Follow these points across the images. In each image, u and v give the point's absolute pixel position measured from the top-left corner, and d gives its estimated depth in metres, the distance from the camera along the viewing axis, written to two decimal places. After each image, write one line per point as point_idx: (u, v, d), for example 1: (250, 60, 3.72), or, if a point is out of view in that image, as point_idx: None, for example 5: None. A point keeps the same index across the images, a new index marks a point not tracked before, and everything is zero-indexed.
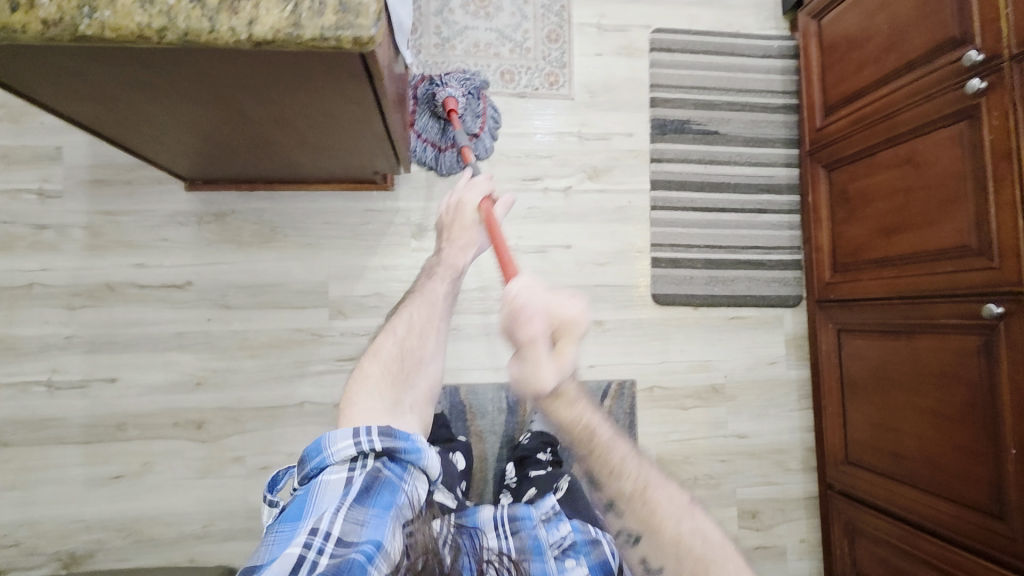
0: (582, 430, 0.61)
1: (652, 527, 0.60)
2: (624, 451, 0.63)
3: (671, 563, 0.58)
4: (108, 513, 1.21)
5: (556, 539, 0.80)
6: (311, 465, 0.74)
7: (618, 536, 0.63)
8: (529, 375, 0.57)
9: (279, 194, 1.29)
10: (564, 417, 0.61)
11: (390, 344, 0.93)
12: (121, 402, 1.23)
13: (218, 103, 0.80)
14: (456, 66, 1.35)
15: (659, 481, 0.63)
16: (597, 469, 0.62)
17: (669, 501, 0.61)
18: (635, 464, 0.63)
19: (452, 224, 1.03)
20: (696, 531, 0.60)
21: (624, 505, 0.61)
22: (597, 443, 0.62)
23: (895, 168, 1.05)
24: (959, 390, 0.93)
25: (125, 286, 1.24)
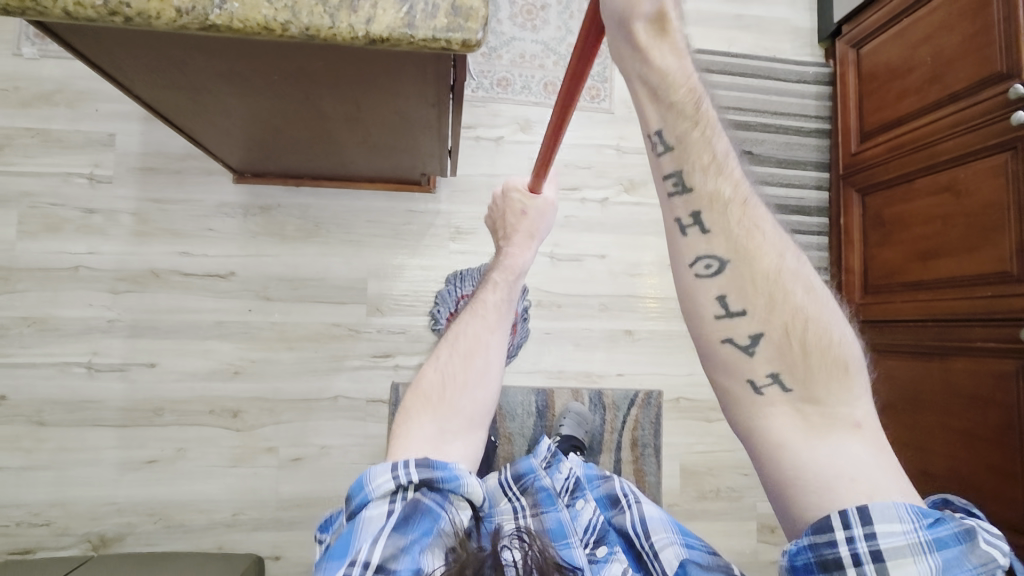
0: (679, 94, 0.48)
1: (747, 254, 0.49)
2: (727, 153, 0.50)
3: (758, 305, 0.49)
4: (141, 496, 1.22)
5: (563, 484, 0.92)
6: (354, 502, 0.70)
7: (689, 265, 0.51)
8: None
9: (324, 191, 1.32)
10: (664, 60, 0.47)
11: (430, 374, 0.88)
12: (159, 387, 1.24)
13: (299, 96, 0.84)
14: (502, 75, 1.39)
15: (760, 203, 0.51)
16: (693, 165, 0.49)
17: (775, 230, 0.50)
18: (738, 173, 0.51)
19: (509, 215, 1.11)
20: (799, 272, 0.49)
21: (711, 212, 0.49)
22: (697, 118, 0.49)
23: (934, 194, 1.09)
24: (994, 411, 0.96)
25: (170, 274, 1.26)
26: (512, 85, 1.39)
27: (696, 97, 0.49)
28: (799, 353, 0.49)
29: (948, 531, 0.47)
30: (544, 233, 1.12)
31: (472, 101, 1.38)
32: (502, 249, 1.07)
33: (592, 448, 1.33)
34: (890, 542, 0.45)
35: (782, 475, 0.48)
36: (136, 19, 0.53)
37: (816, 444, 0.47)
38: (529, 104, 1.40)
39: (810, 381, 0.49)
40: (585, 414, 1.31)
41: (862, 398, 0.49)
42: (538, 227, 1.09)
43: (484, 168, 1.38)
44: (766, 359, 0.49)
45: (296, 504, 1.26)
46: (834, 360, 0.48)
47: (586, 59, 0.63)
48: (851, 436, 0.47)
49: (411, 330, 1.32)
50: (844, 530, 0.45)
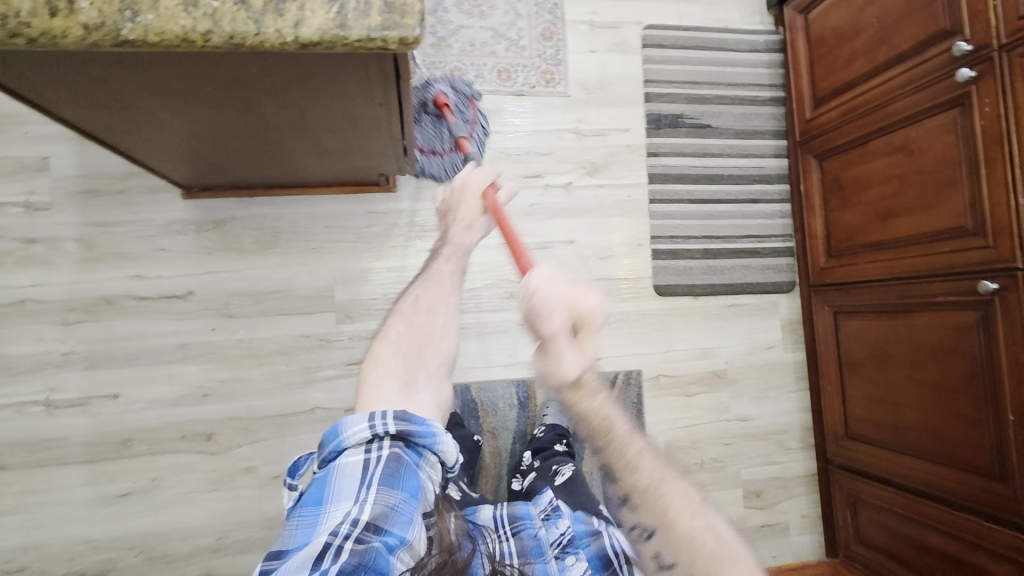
0: (601, 428, 0.62)
1: (668, 522, 0.63)
2: (639, 450, 0.65)
3: (683, 560, 0.62)
4: (117, 532, 1.18)
5: (556, 537, 0.87)
6: (329, 448, 0.74)
7: (631, 529, 0.66)
8: (550, 370, 0.59)
9: (279, 200, 1.27)
10: (582, 404, 0.60)
11: (399, 326, 0.93)
12: (124, 418, 1.19)
13: (237, 106, 0.80)
14: (453, 65, 1.35)
15: (671, 478, 0.66)
16: (616, 464, 0.64)
17: (683, 501, 0.65)
18: (650, 459, 0.65)
19: (457, 209, 0.95)
20: (707, 528, 0.63)
21: (640, 501, 0.64)
22: (614, 435, 0.63)
23: (889, 155, 1.10)
24: (959, 362, 0.99)
25: (124, 299, 1.21)
26: (465, 74, 1.36)
27: (612, 419, 0.63)
28: None
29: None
30: (498, 222, 1.01)
31: None
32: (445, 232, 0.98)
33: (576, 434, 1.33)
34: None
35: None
36: (40, 39, 0.49)
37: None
38: (484, 93, 1.36)
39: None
40: None
41: None
42: (488, 222, 0.97)
43: None
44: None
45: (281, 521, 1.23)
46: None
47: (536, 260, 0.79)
48: None
49: None
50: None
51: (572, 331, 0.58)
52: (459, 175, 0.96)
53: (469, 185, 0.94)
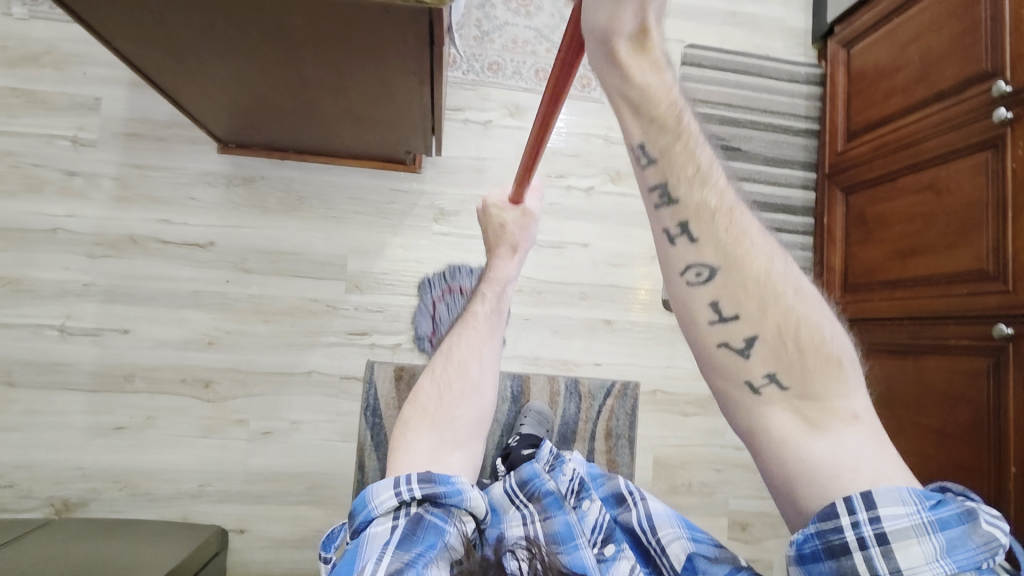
0: (662, 108, 0.47)
1: (736, 257, 0.49)
2: (709, 162, 0.50)
3: (752, 310, 0.49)
4: (107, 463, 1.21)
5: (568, 485, 0.97)
6: (359, 516, 0.76)
7: (679, 270, 0.50)
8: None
9: (309, 166, 1.31)
10: (643, 77, 0.47)
11: (428, 384, 0.93)
12: (131, 353, 1.23)
13: (278, 59, 0.83)
14: (493, 59, 1.39)
15: (746, 210, 0.51)
16: (678, 175, 0.48)
17: (761, 230, 0.50)
18: (722, 181, 0.50)
19: (490, 230, 1.06)
20: (787, 272, 0.50)
21: (702, 223, 0.49)
22: (679, 129, 0.48)
23: (916, 192, 1.08)
24: (965, 410, 0.95)
25: (148, 240, 1.26)
26: (503, 69, 1.39)
27: (677, 111, 0.49)
28: (795, 354, 0.49)
29: (952, 512, 0.48)
30: (528, 244, 1.08)
31: (461, 84, 1.37)
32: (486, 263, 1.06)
33: (565, 436, 1.31)
34: (895, 524, 0.46)
35: (783, 466, 0.50)
36: None
37: (816, 438, 0.49)
38: (519, 90, 1.40)
39: (809, 379, 0.49)
40: (546, 414, 1.28)
41: (859, 392, 0.50)
42: (518, 237, 1.05)
43: (471, 151, 1.37)
44: (763, 361, 0.49)
45: (264, 478, 1.25)
46: (830, 358, 0.49)
47: (569, 71, 0.64)
48: (850, 427, 0.49)
49: (389, 310, 1.32)
50: (850, 516, 0.47)
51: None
52: (480, 204, 1.09)
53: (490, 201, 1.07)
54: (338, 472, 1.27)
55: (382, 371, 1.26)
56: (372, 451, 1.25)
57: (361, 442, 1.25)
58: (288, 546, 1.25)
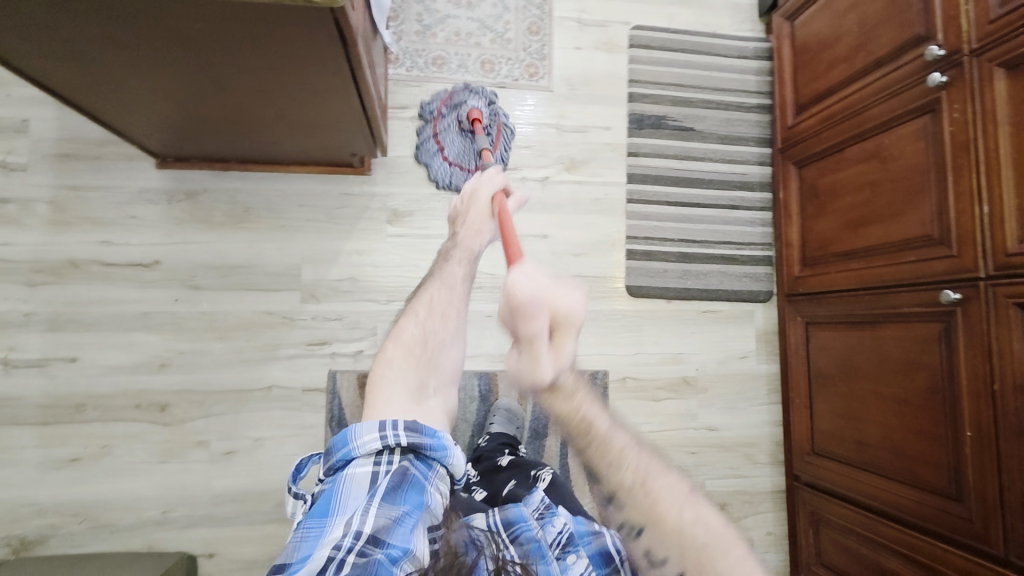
0: (580, 421, 0.67)
1: (654, 518, 0.62)
2: (620, 441, 0.68)
3: (676, 557, 0.61)
4: (63, 497, 1.17)
5: (554, 537, 0.78)
6: (336, 456, 0.72)
7: (619, 528, 0.65)
8: (526, 370, 0.64)
9: (254, 176, 1.28)
10: (561, 407, 0.66)
11: (412, 328, 0.89)
12: (81, 382, 1.19)
13: (192, 66, 0.80)
14: (437, 54, 1.36)
15: (655, 471, 0.67)
16: (597, 459, 0.67)
17: (672, 492, 0.65)
18: (632, 454, 0.67)
19: (465, 210, 1.01)
20: (697, 520, 0.62)
21: (625, 498, 0.64)
22: (593, 433, 0.67)
23: (863, 162, 1.08)
24: (921, 376, 0.95)
25: (90, 264, 1.21)
26: (448, 63, 1.36)
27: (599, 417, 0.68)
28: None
29: None
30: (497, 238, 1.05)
31: (406, 80, 1.34)
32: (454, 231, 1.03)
33: (537, 432, 1.30)
34: None
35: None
36: None
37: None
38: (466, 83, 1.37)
39: None
40: (516, 410, 1.28)
41: None
42: (494, 227, 1.01)
43: None
44: None
45: (229, 499, 1.22)
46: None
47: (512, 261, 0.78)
48: None
49: (347, 317, 1.29)
50: None
51: (556, 332, 0.64)
52: (469, 183, 1.02)
53: (479, 187, 1.01)
54: (306, 487, 1.24)
55: (345, 380, 1.26)
56: None
57: None
58: (261, 566, 1.22)
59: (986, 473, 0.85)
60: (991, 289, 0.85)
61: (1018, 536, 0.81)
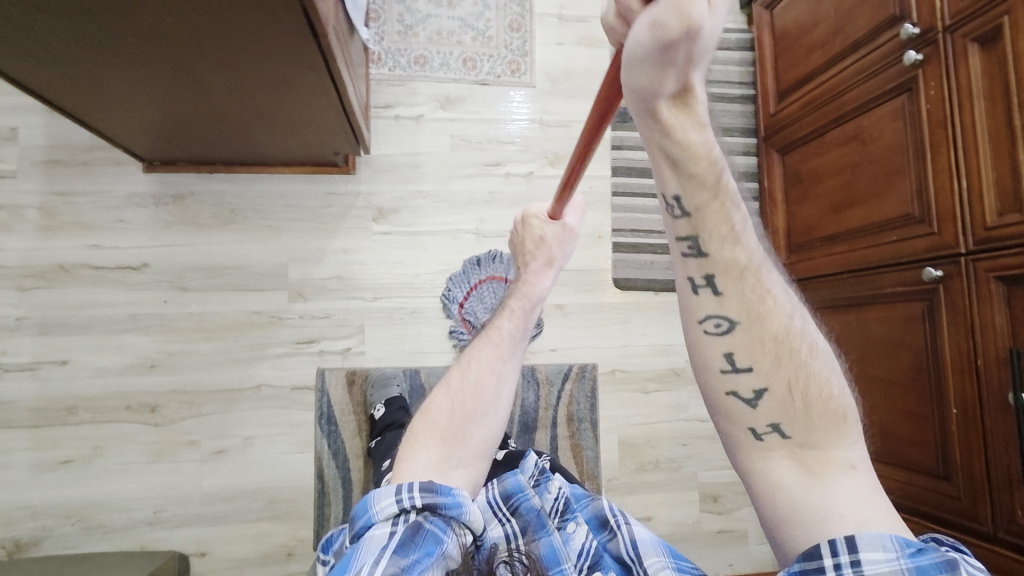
0: (700, 167, 0.47)
1: (758, 317, 0.51)
2: (746, 222, 0.50)
3: (766, 369, 0.51)
4: (56, 499, 1.18)
5: (552, 505, 0.90)
6: (358, 523, 0.73)
7: (699, 320, 0.52)
8: (668, 11, 0.36)
9: (239, 177, 1.29)
10: (684, 134, 0.45)
11: (443, 398, 0.85)
12: (72, 385, 1.20)
13: (169, 66, 0.81)
14: (419, 53, 1.37)
15: (772, 265, 0.52)
16: (710, 233, 0.50)
17: (785, 290, 0.52)
18: (755, 240, 0.51)
19: (528, 241, 0.99)
20: (805, 333, 0.52)
21: (727, 282, 0.51)
22: (717, 188, 0.48)
23: (843, 145, 1.08)
24: (906, 355, 0.94)
25: (79, 268, 1.23)
26: (430, 62, 1.37)
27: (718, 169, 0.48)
28: (801, 407, 0.51)
29: (932, 560, 0.47)
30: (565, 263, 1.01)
31: (388, 80, 1.35)
32: (518, 272, 0.99)
33: (526, 425, 1.30)
34: (875, 569, 0.46)
35: (778, 513, 0.51)
36: None
37: (813, 491, 0.49)
38: (448, 81, 1.38)
39: (811, 432, 0.51)
40: None
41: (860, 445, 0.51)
42: (558, 253, 0.99)
43: (405, 147, 1.35)
44: (769, 413, 0.51)
45: (220, 498, 1.22)
46: (834, 417, 0.50)
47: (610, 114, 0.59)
48: (848, 477, 0.50)
49: (335, 315, 1.30)
50: (831, 556, 0.47)
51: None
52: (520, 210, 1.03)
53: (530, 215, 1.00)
54: (297, 484, 1.24)
55: (334, 378, 1.27)
56: (332, 460, 1.25)
57: (319, 453, 1.25)
58: (253, 564, 1.22)
59: (972, 451, 0.84)
60: (971, 265, 0.84)
61: (1005, 511, 0.80)
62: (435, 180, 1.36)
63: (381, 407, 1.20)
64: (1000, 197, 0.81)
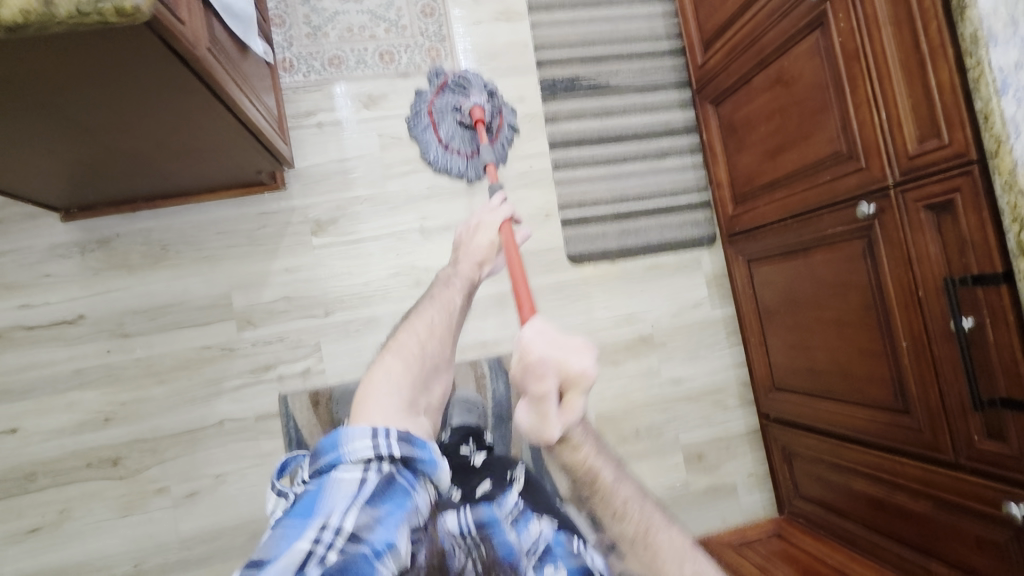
0: (580, 472, 0.73)
1: (656, 570, 0.67)
2: (631, 498, 0.71)
3: None
4: (30, 569, 1.15)
5: (529, 544, 0.76)
6: (324, 459, 0.67)
7: (621, 572, 0.73)
8: (538, 430, 0.73)
9: (165, 211, 1.24)
10: (567, 456, 0.73)
11: (412, 342, 0.90)
12: (26, 451, 1.16)
13: (44, 116, 0.77)
14: (333, 53, 1.31)
15: (663, 524, 0.71)
16: (603, 512, 0.71)
17: (672, 543, 0.69)
18: (638, 508, 0.71)
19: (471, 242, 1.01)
20: (692, 573, 0.67)
21: (628, 550, 0.69)
22: (598, 483, 0.72)
23: (769, 89, 1.06)
24: (854, 295, 0.94)
25: (11, 331, 1.17)
26: (345, 62, 1.31)
27: (592, 469, 0.72)
28: None
29: None
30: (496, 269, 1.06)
31: (305, 87, 1.30)
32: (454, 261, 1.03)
33: (501, 417, 1.28)
34: None
35: None
36: None
37: None
38: (367, 79, 1.32)
39: None
40: (473, 400, 1.27)
41: None
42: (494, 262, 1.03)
43: (333, 154, 1.31)
44: None
45: (200, 540, 1.20)
46: None
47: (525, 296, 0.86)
48: None
49: (289, 337, 1.26)
50: None
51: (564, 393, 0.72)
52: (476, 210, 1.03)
53: (482, 220, 1.01)
54: None
55: (297, 401, 1.24)
56: None
57: None
58: None
59: (926, 381, 0.84)
60: (901, 196, 0.84)
61: (962, 437, 0.81)
62: (370, 183, 1.32)
63: None
64: (918, 125, 0.80)
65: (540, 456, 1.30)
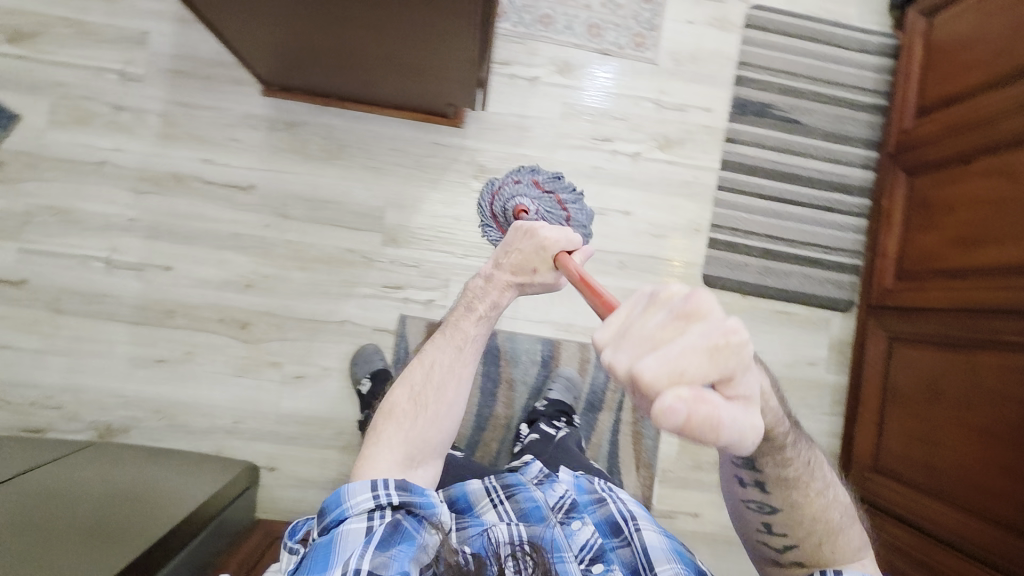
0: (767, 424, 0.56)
1: (795, 502, 0.62)
2: (795, 439, 0.61)
3: (796, 532, 0.63)
4: (147, 393, 1.26)
5: (556, 500, 0.88)
6: (330, 515, 0.71)
7: (747, 500, 0.64)
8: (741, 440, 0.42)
9: (351, 114, 1.30)
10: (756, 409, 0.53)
11: (405, 399, 0.80)
12: (172, 290, 1.26)
13: None
14: (545, 12, 1.33)
15: (815, 457, 0.63)
16: (766, 458, 0.60)
17: (823, 475, 0.64)
18: (801, 448, 0.61)
19: (514, 255, 0.81)
20: (835, 498, 0.64)
21: (773, 485, 0.62)
22: (776, 430, 0.58)
23: (985, 178, 1.04)
24: (1010, 406, 0.93)
25: (191, 179, 1.26)
26: (554, 23, 1.33)
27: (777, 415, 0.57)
28: (829, 550, 0.63)
29: None
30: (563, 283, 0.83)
31: (510, 36, 1.32)
32: (479, 277, 0.85)
33: (592, 405, 1.31)
34: None
35: None
36: None
37: None
38: (570, 46, 1.34)
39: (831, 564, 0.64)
40: (575, 380, 1.29)
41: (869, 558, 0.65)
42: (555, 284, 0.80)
43: (516, 107, 1.33)
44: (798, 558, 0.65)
45: (295, 420, 1.28)
46: (857, 550, 0.64)
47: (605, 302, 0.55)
48: None
49: (423, 266, 1.31)
50: None
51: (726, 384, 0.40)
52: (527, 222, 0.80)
53: (536, 230, 0.78)
54: None
55: (414, 325, 1.30)
56: None
57: None
58: (315, 486, 1.29)
59: None
60: None
61: None
62: (541, 146, 1.34)
63: (368, 381, 1.20)
64: None
65: (616, 453, 1.31)
